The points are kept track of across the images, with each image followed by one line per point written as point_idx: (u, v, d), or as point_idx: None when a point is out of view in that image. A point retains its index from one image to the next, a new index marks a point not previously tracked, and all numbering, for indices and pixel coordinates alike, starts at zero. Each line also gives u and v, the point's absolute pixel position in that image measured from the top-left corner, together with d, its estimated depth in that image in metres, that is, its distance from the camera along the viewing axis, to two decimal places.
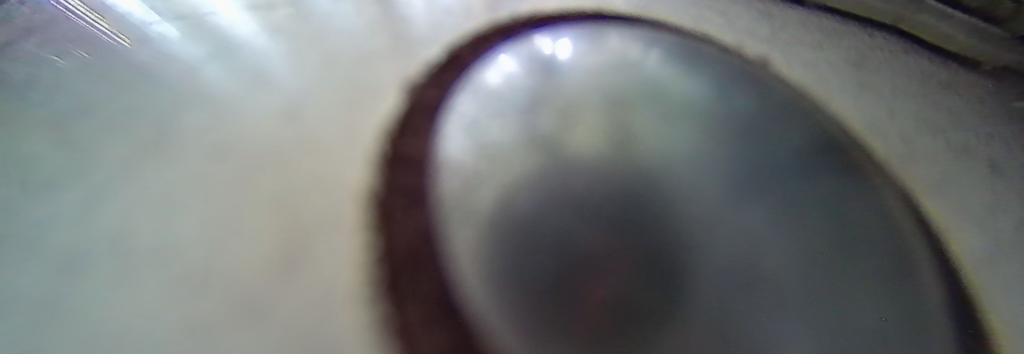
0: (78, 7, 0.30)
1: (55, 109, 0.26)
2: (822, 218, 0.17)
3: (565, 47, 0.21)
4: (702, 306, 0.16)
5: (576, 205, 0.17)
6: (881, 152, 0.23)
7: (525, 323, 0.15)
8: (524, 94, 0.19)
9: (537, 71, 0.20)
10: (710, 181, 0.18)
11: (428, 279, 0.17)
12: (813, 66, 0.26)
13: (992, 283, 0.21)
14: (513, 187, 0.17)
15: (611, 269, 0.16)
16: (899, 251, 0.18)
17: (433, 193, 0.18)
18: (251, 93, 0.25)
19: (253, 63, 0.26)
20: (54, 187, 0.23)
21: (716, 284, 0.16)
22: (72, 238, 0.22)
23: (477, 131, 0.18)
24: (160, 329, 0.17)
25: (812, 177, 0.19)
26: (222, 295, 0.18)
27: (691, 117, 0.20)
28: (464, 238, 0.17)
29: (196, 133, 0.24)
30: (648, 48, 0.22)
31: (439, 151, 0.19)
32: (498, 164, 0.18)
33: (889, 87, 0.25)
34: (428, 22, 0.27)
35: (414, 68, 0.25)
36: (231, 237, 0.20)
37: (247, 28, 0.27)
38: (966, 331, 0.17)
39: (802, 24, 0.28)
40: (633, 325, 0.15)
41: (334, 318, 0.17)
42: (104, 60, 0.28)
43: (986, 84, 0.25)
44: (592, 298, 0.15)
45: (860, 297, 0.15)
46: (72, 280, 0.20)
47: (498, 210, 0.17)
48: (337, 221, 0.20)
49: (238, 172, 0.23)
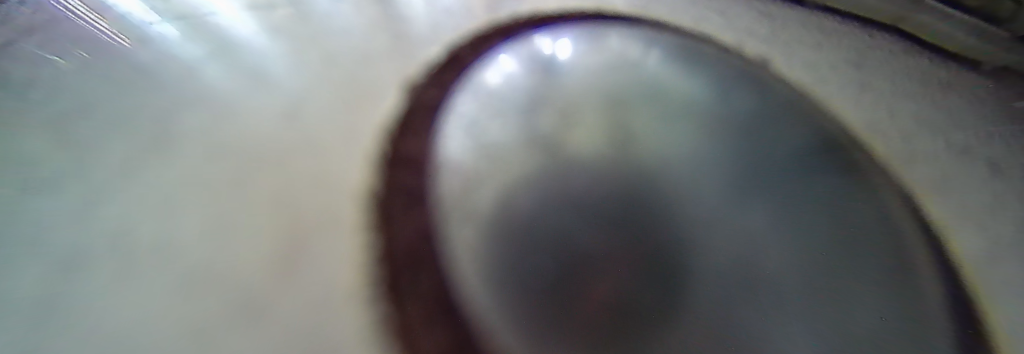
0: (78, 7, 0.29)
1: (51, 109, 0.26)
2: (825, 217, 0.17)
3: (565, 47, 0.20)
4: (703, 305, 0.16)
5: (575, 206, 0.18)
6: (881, 153, 0.23)
7: (525, 322, 0.15)
8: (524, 94, 0.19)
9: (537, 71, 0.20)
10: (711, 181, 0.18)
11: (428, 279, 0.17)
12: (814, 65, 0.26)
13: (989, 282, 0.21)
14: (513, 188, 0.17)
15: (611, 268, 0.16)
16: (899, 250, 0.18)
17: (433, 193, 0.18)
18: (250, 92, 0.25)
19: (253, 63, 0.26)
20: (56, 189, 0.23)
21: (714, 287, 0.16)
22: (72, 239, 0.22)
23: (477, 132, 0.17)
24: (164, 330, 0.18)
25: (811, 178, 0.19)
26: (221, 297, 0.18)
27: (693, 117, 0.20)
28: (464, 239, 0.17)
29: (195, 132, 0.24)
30: (649, 47, 0.21)
31: (439, 152, 0.19)
32: (498, 165, 0.17)
33: (889, 87, 0.25)
34: (428, 21, 0.27)
35: (415, 68, 0.25)
36: (230, 237, 0.20)
37: (247, 28, 0.27)
38: (965, 331, 0.17)
39: (803, 24, 0.28)
40: (632, 325, 0.15)
41: (334, 317, 0.17)
42: (102, 60, 0.27)
43: (987, 84, 0.25)
44: (593, 299, 0.15)
45: (863, 296, 0.15)
46: (72, 280, 0.20)
47: (498, 210, 0.17)
48: (338, 221, 0.20)
49: (237, 173, 0.23)
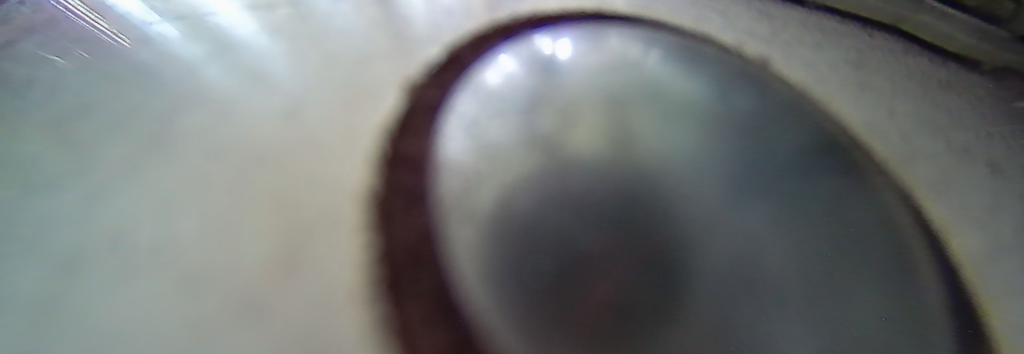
0: (78, 7, 0.29)
1: (51, 109, 0.26)
2: (827, 219, 0.17)
3: (565, 47, 0.20)
4: (701, 305, 0.16)
5: (576, 206, 0.17)
6: (882, 153, 0.23)
7: (525, 322, 0.15)
8: (525, 94, 0.19)
9: (537, 72, 0.19)
10: (710, 183, 0.18)
11: (428, 279, 0.17)
12: (815, 66, 0.26)
13: (988, 282, 0.21)
14: (513, 188, 0.17)
15: (612, 270, 0.16)
16: (900, 250, 0.18)
17: (433, 194, 0.17)
18: (251, 92, 0.25)
19: (254, 63, 0.26)
20: (58, 189, 0.23)
21: (713, 288, 0.16)
22: (71, 240, 0.22)
23: (478, 131, 0.17)
24: (165, 330, 0.18)
25: (813, 178, 0.18)
26: (221, 297, 0.18)
27: (692, 117, 0.20)
28: (464, 239, 0.17)
29: (194, 132, 0.24)
30: (649, 47, 0.21)
31: (438, 152, 0.18)
32: (498, 165, 0.17)
33: (886, 88, 0.26)
34: (427, 21, 0.27)
35: (414, 68, 0.25)
36: (230, 237, 0.20)
37: (247, 28, 0.27)
38: (965, 331, 0.17)
39: (804, 23, 0.28)
40: (630, 324, 0.15)
41: (334, 317, 0.17)
42: (103, 60, 0.27)
43: (988, 84, 0.25)
44: (592, 299, 0.15)
45: (859, 295, 0.15)
46: (71, 281, 0.20)
47: (498, 211, 0.16)
48: (337, 222, 0.20)
49: (237, 173, 0.23)
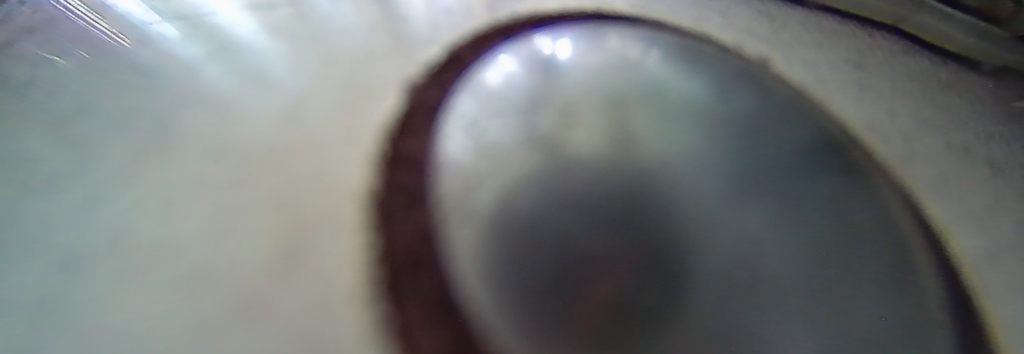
0: (78, 7, 0.29)
1: (51, 109, 0.26)
2: (824, 219, 0.17)
3: (565, 47, 0.21)
4: (708, 305, 0.16)
5: (577, 205, 0.18)
6: (880, 153, 0.23)
7: (526, 323, 0.14)
8: (524, 94, 0.19)
9: (536, 71, 0.20)
10: (710, 185, 0.18)
11: (428, 279, 0.16)
12: (810, 69, 0.26)
13: (993, 283, 0.21)
14: (513, 189, 0.17)
15: (612, 270, 0.16)
16: (900, 250, 0.18)
17: (433, 195, 0.17)
18: (252, 92, 0.25)
19: (253, 63, 0.26)
20: (52, 188, 0.23)
21: (716, 288, 0.16)
22: (65, 241, 0.21)
23: (477, 132, 0.18)
24: (157, 329, 0.17)
25: (811, 178, 0.19)
26: (222, 296, 0.18)
27: (692, 117, 0.20)
28: (465, 239, 0.16)
29: (196, 130, 0.25)
30: (649, 47, 0.21)
31: (439, 152, 0.18)
32: (498, 165, 0.17)
33: (888, 88, 0.26)
34: (428, 22, 0.27)
35: (415, 67, 0.25)
36: (232, 236, 0.20)
37: (247, 29, 0.28)
38: (965, 331, 0.17)
39: (803, 25, 0.28)
40: (635, 323, 0.15)
41: (334, 317, 0.17)
42: (104, 60, 0.27)
43: (986, 84, 0.25)
44: (592, 299, 0.16)
45: (858, 294, 0.16)
46: (66, 281, 0.20)
47: (499, 210, 0.17)
48: (338, 222, 0.20)
49: (238, 173, 0.23)
